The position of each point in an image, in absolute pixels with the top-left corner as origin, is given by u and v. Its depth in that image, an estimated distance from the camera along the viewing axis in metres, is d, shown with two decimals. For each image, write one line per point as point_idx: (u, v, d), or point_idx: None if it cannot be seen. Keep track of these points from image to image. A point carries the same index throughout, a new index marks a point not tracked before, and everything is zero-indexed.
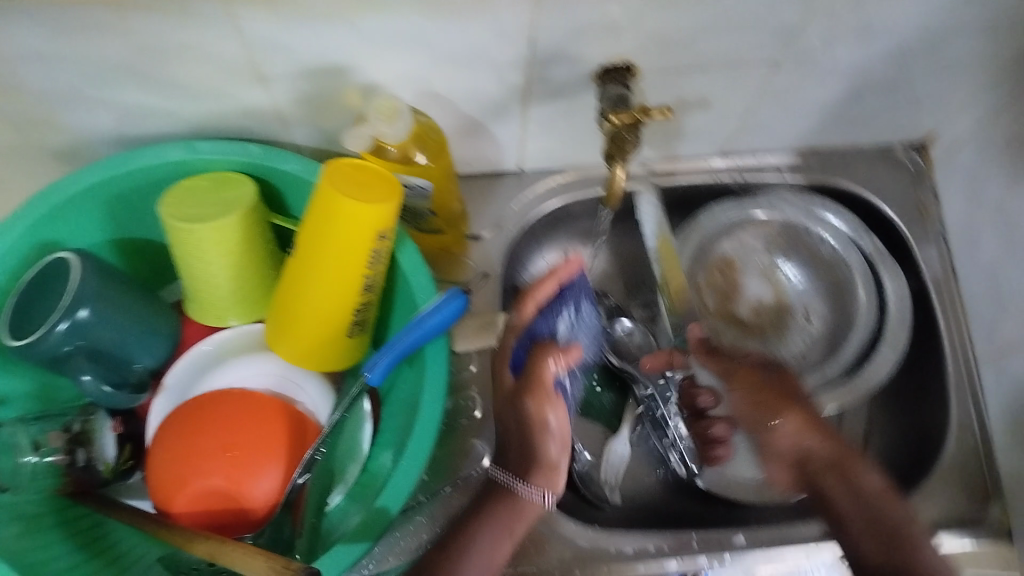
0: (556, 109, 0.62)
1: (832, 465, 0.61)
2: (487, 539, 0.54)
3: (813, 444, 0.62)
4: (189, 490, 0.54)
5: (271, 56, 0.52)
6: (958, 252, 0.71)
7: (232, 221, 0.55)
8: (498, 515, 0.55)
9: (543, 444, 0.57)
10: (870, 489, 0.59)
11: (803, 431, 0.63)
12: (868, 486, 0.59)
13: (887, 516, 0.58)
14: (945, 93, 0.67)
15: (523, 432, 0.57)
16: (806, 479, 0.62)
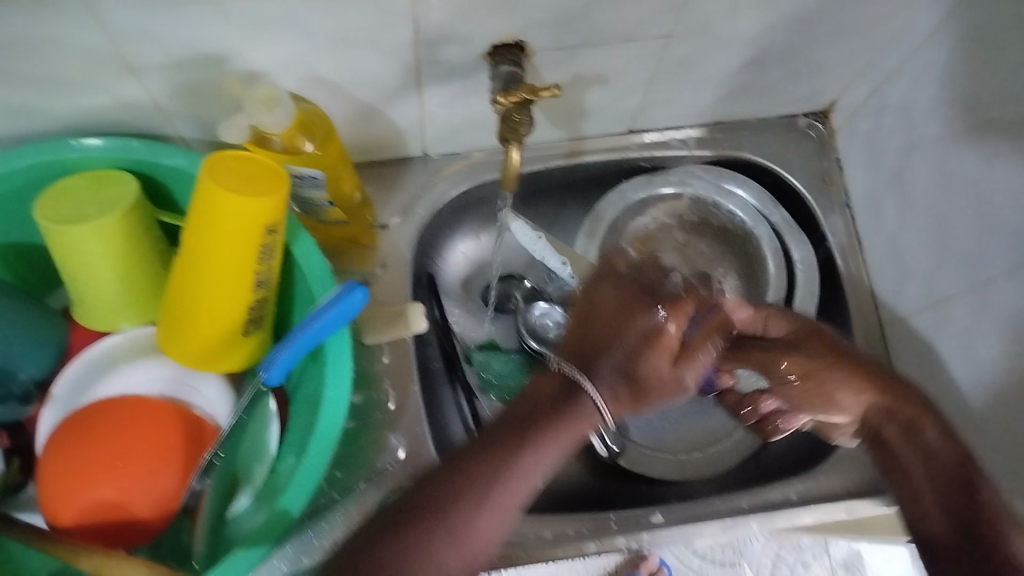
0: (452, 91, 0.61)
1: (890, 415, 0.60)
2: (543, 456, 0.50)
3: (874, 401, 0.61)
4: (78, 502, 0.52)
5: (141, 45, 0.50)
6: (861, 220, 0.72)
7: (111, 222, 0.52)
8: (563, 424, 0.51)
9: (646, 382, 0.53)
10: (931, 438, 0.58)
11: (865, 396, 0.61)
12: (929, 433, 0.59)
13: (941, 457, 0.58)
14: (843, 63, 0.67)
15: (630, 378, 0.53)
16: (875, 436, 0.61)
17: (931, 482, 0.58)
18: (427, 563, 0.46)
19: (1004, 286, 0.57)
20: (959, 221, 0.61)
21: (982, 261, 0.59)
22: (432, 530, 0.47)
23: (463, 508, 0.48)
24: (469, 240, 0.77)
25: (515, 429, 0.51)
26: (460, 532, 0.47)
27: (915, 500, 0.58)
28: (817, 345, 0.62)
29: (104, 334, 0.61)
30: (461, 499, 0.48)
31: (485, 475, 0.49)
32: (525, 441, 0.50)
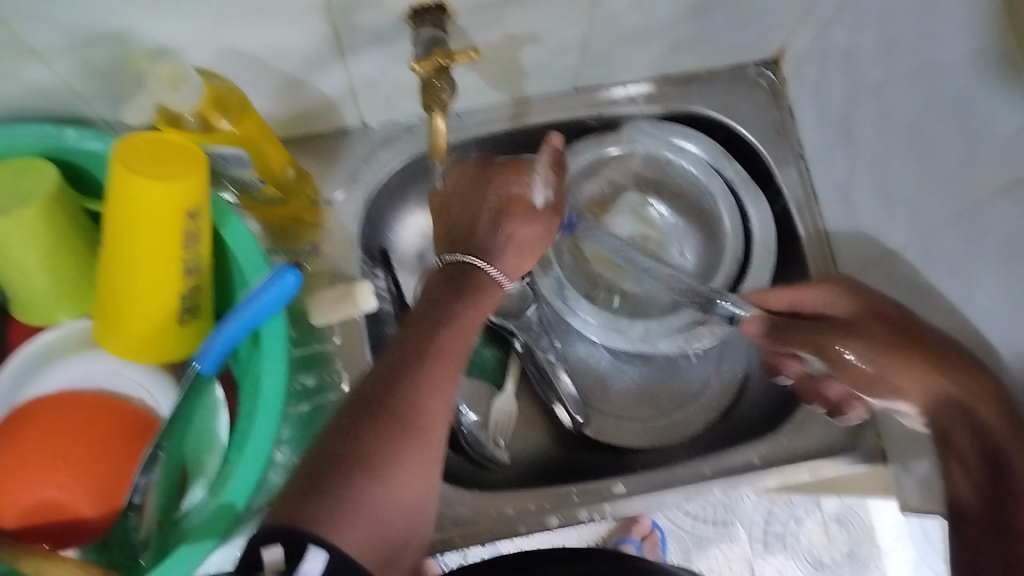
0: (378, 59, 0.59)
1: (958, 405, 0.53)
2: (462, 330, 0.53)
3: (937, 391, 0.55)
4: (18, 503, 0.51)
5: (36, 27, 0.48)
6: (815, 170, 0.73)
7: (29, 216, 0.50)
8: (467, 298, 0.54)
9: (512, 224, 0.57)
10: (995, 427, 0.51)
11: (931, 382, 0.55)
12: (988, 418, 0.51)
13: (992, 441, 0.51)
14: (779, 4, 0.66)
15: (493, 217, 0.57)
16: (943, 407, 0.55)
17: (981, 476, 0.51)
18: (397, 458, 0.46)
19: (951, 230, 0.58)
20: (905, 168, 0.62)
21: (928, 211, 0.60)
22: (390, 425, 0.47)
23: (410, 394, 0.48)
24: (420, 212, 0.75)
25: (428, 316, 0.52)
26: (413, 418, 0.48)
27: (951, 474, 0.54)
28: (862, 318, 0.60)
29: (39, 329, 0.60)
30: (405, 387, 0.48)
31: (417, 363, 0.50)
32: (440, 322, 0.52)
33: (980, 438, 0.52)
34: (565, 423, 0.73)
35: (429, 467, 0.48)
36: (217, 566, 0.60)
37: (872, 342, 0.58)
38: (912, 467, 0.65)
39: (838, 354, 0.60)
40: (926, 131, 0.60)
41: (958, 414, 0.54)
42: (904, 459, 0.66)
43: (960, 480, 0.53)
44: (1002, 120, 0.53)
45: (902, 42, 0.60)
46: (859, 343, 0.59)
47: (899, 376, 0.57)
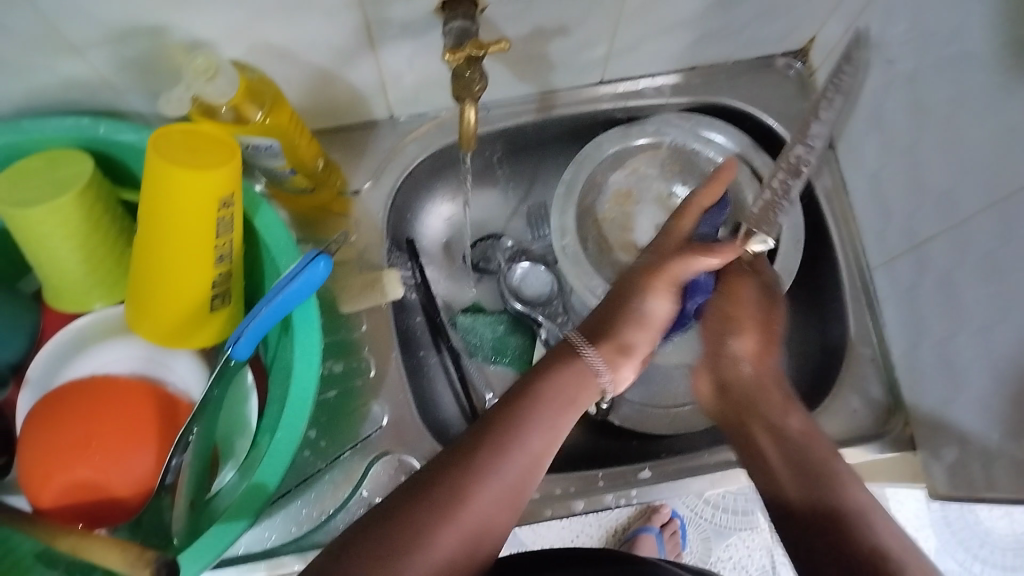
0: (408, 50, 0.59)
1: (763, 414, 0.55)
2: (540, 432, 0.48)
3: (740, 377, 0.57)
4: (54, 484, 0.53)
5: (74, 22, 0.49)
6: (845, 162, 0.74)
7: (67, 204, 0.51)
8: (554, 395, 0.50)
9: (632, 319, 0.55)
10: (794, 433, 0.55)
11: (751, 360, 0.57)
12: (792, 431, 0.55)
13: (806, 460, 0.53)
14: None
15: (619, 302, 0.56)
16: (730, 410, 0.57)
17: (790, 467, 0.53)
18: (429, 545, 0.42)
19: (983, 224, 0.58)
20: (936, 162, 0.62)
21: (959, 205, 0.60)
22: (430, 509, 0.43)
23: (457, 483, 0.45)
24: (446, 202, 0.76)
25: (521, 418, 0.48)
26: (454, 506, 0.44)
27: (768, 470, 0.53)
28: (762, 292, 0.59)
29: (78, 317, 0.62)
30: (464, 477, 0.45)
31: (484, 462, 0.45)
32: (531, 428, 0.48)
33: (786, 449, 0.54)
34: (590, 411, 0.73)
35: (462, 561, 0.43)
36: (246, 550, 0.61)
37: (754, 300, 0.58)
38: (941, 455, 0.65)
39: (731, 284, 0.59)
40: (958, 125, 0.59)
41: (749, 413, 0.56)
42: (934, 447, 0.66)
43: (775, 474, 0.53)
44: None
45: (934, 36, 0.60)
46: (741, 291, 0.58)
47: (739, 341, 0.57)
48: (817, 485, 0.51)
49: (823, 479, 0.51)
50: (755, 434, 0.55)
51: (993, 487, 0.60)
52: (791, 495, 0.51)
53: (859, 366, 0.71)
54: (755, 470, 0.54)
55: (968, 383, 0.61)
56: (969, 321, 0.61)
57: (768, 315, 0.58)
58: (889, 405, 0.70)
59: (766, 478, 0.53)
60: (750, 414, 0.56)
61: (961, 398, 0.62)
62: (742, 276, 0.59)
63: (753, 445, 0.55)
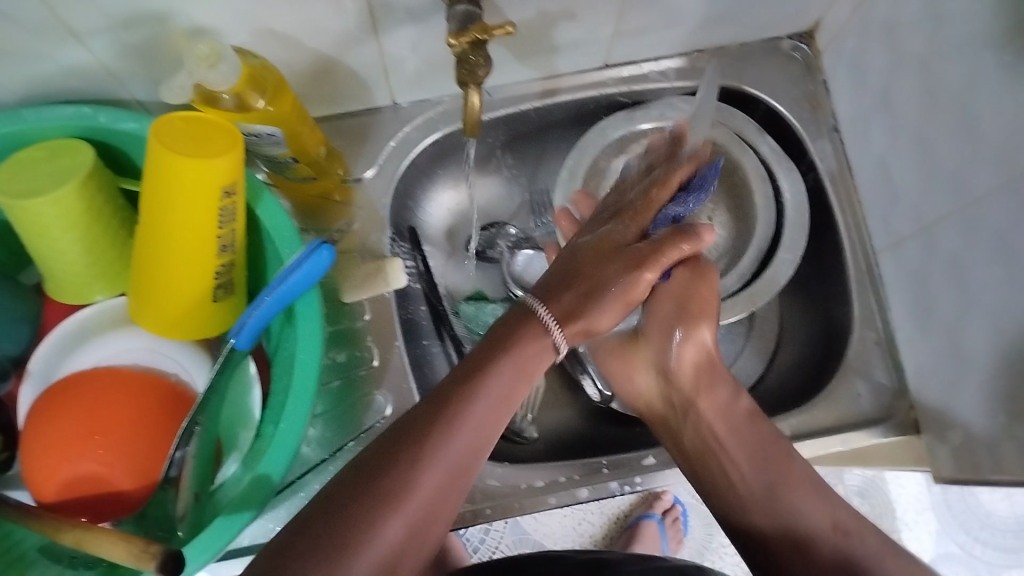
0: (411, 36, 0.59)
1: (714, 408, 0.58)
2: (486, 402, 0.47)
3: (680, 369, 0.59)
4: (59, 478, 0.52)
5: (75, 8, 0.48)
6: (850, 146, 0.74)
7: (67, 195, 0.50)
8: (501, 364, 0.49)
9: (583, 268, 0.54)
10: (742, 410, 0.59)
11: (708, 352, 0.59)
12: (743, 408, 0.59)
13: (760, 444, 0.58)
14: None
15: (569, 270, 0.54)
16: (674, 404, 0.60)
17: (747, 452, 0.58)
18: (377, 531, 0.41)
19: (994, 206, 0.58)
20: (947, 141, 0.62)
21: (970, 186, 0.60)
22: (376, 496, 0.42)
23: (400, 468, 0.43)
24: (450, 189, 0.75)
25: (465, 387, 0.47)
26: (401, 493, 0.42)
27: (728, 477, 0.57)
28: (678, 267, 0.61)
29: (79, 309, 0.61)
30: (410, 453, 0.44)
31: (429, 437, 0.45)
32: (475, 397, 0.47)
33: (749, 448, 0.58)
34: (593, 397, 0.74)
35: (407, 546, 0.42)
36: (250, 541, 0.61)
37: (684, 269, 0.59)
38: (946, 436, 0.65)
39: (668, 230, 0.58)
40: (968, 107, 0.59)
41: (696, 394, 0.58)
42: (939, 431, 0.66)
43: (739, 466, 0.57)
44: None
45: (945, 16, 0.59)
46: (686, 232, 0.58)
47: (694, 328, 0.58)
48: (767, 471, 0.56)
49: (777, 481, 0.56)
50: (704, 419, 0.58)
51: (998, 469, 0.60)
52: (748, 478, 0.57)
53: (864, 351, 0.70)
54: (703, 460, 0.59)
55: (974, 368, 0.61)
56: (977, 303, 0.60)
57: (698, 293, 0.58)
58: (895, 390, 0.69)
59: (724, 462, 0.58)
60: (704, 390, 0.58)
61: (967, 383, 0.62)
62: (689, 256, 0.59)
63: (702, 424, 0.58)
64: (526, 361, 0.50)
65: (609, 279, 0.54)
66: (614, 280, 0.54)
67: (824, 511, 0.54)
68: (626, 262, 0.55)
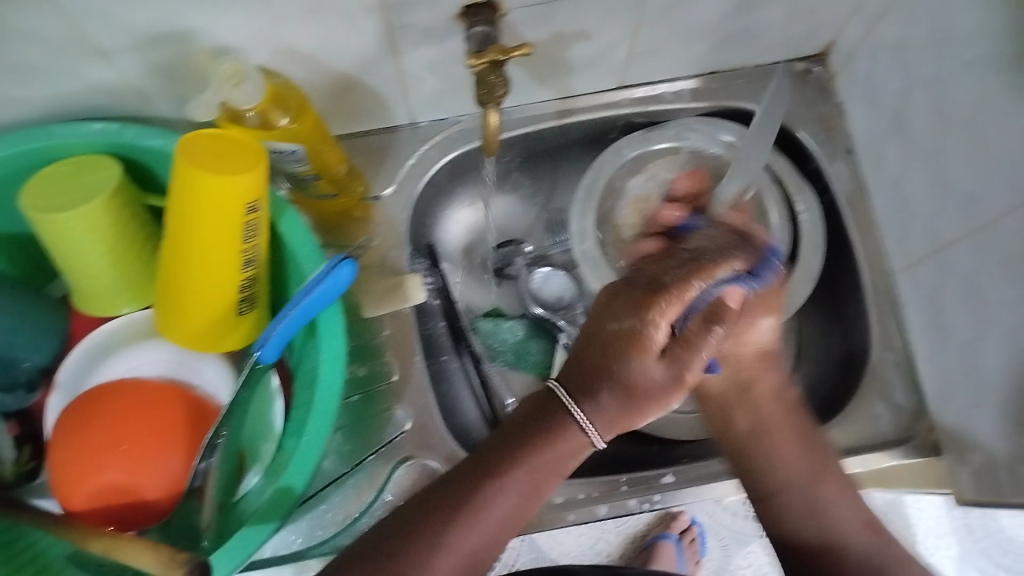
0: (430, 56, 0.60)
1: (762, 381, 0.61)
2: (508, 500, 0.48)
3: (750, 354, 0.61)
4: (85, 487, 0.53)
5: (106, 29, 0.50)
6: (865, 165, 0.74)
7: (95, 209, 0.52)
8: (532, 453, 0.49)
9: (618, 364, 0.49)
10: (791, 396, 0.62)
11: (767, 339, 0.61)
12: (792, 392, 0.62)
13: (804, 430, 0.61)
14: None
15: (603, 359, 0.50)
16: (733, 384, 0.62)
17: (793, 436, 0.60)
18: None
19: (1007, 226, 0.58)
20: (959, 164, 0.62)
21: (983, 209, 0.60)
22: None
23: (410, 561, 0.46)
24: (467, 208, 0.77)
25: (489, 477, 0.48)
26: None
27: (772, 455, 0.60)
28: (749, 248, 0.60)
29: (104, 321, 0.63)
30: (421, 547, 0.46)
31: (443, 529, 0.47)
32: (497, 489, 0.48)
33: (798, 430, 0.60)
34: None
35: None
36: (272, 553, 0.61)
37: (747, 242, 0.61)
38: (968, 458, 0.65)
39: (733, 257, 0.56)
40: (980, 127, 0.59)
41: (758, 374, 0.61)
42: (960, 451, 0.65)
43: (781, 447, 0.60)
44: None
45: (954, 38, 0.60)
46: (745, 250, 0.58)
47: (763, 317, 0.60)
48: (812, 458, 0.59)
49: (823, 461, 0.60)
50: (762, 400, 0.61)
51: (1018, 491, 0.60)
52: (790, 461, 0.59)
53: (881, 370, 0.71)
54: (756, 444, 0.60)
55: (991, 387, 0.61)
56: (991, 322, 0.61)
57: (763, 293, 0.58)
58: (913, 410, 0.69)
59: (771, 443, 0.60)
60: (767, 371, 0.61)
61: (985, 403, 0.62)
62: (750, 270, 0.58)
63: (757, 407, 0.61)
64: (557, 457, 0.49)
65: (654, 392, 0.50)
66: (655, 390, 0.50)
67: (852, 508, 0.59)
68: (670, 368, 0.50)
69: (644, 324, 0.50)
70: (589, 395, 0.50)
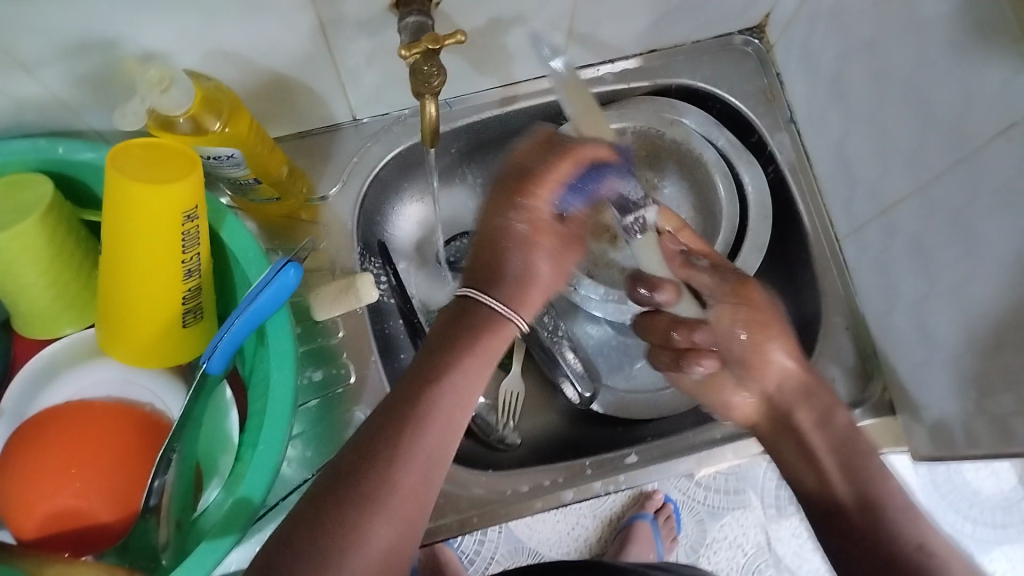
0: (364, 49, 0.59)
1: (806, 398, 0.59)
2: (450, 399, 0.48)
3: (787, 380, 0.60)
4: (37, 515, 0.52)
5: (24, 39, 0.48)
6: (807, 134, 0.75)
7: (28, 229, 0.50)
8: (464, 352, 0.50)
9: (503, 254, 0.53)
10: (840, 421, 0.59)
11: (792, 366, 0.60)
12: (840, 419, 0.59)
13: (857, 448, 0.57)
14: None
15: (491, 256, 0.53)
16: (781, 423, 0.61)
17: (839, 461, 0.57)
18: (362, 532, 0.43)
19: (948, 182, 0.59)
20: (900, 124, 0.63)
21: (926, 167, 0.61)
22: (356, 496, 0.43)
23: (378, 468, 0.45)
24: (414, 202, 0.76)
25: (432, 381, 0.49)
26: (382, 493, 0.44)
27: (823, 481, 0.56)
28: (724, 296, 0.62)
29: (48, 343, 0.61)
30: (384, 449, 0.45)
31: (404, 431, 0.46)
32: (441, 389, 0.48)
33: (848, 452, 0.57)
34: (573, 400, 0.74)
35: (393, 539, 0.44)
36: (237, 567, 0.60)
37: (723, 286, 0.62)
38: (921, 416, 0.66)
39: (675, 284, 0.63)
40: (917, 87, 0.60)
41: (795, 404, 0.60)
42: (913, 410, 0.66)
43: (829, 479, 0.56)
44: (992, 72, 0.53)
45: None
46: (722, 306, 0.62)
47: (774, 347, 0.60)
48: (867, 484, 0.54)
49: (858, 462, 0.56)
50: (806, 431, 0.59)
51: (973, 443, 0.61)
52: (840, 491, 0.55)
53: (836, 334, 0.71)
54: (808, 471, 0.58)
55: (941, 344, 0.62)
56: (940, 279, 0.61)
57: (760, 317, 0.60)
58: (866, 371, 0.70)
59: (816, 470, 0.57)
60: (803, 400, 0.59)
61: (936, 360, 0.63)
62: (728, 301, 0.61)
63: (800, 437, 0.59)
64: (488, 350, 0.51)
65: (541, 271, 0.54)
66: (545, 267, 0.54)
67: (912, 530, 0.51)
68: (555, 249, 0.54)
69: (513, 219, 0.53)
70: (496, 283, 0.53)
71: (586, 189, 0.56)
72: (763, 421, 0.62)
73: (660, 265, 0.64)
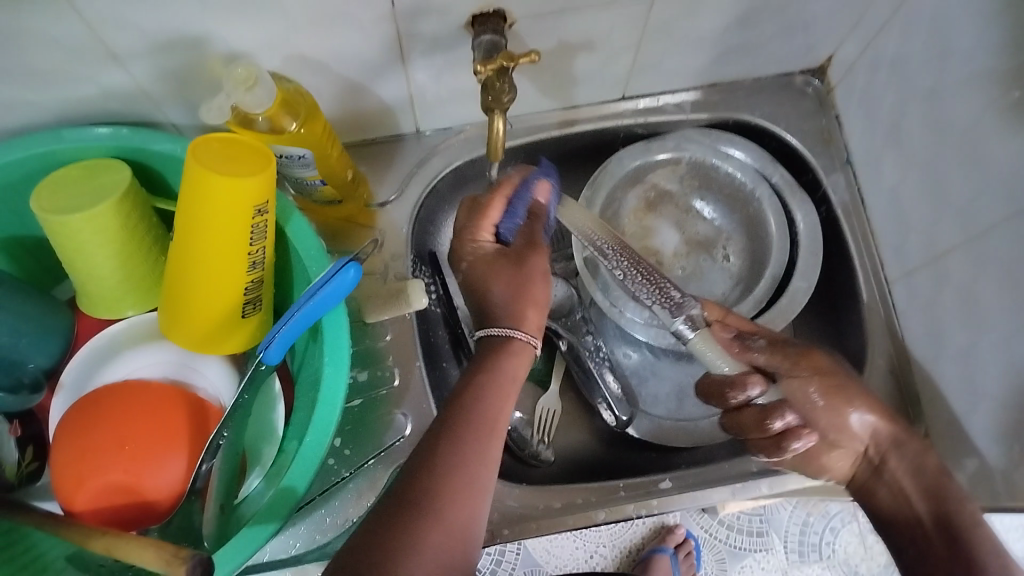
0: (435, 65, 0.61)
1: (897, 446, 0.60)
2: (483, 416, 0.49)
3: (882, 429, 0.60)
4: (88, 487, 0.53)
5: (120, 33, 0.51)
6: (863, 178, 0.75)
7: (107, 209, 0.52)
8: (492, 381, 0.52)
9: (487, 289, 0.57)
10: (931, 467, 0.59)
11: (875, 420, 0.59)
12: (930, 465, 0.59)
13: (948, 496, 0.57)
14: (824, 15, 0.68)
15: (473, 292, 0.58)
16: (874, 468, 0.61)
17: (931, 508, 0.57)
18: (418, 541, 0.42)
19: (1006, 230, 0.59)
20: (957, 174, 0.63)
21: (983, 216, 0.61)
22: (416, 511, 0.44)
23: (426, 479, 0.45)
24: None
25: (463, 406, 0.50)
26: (433, 502, 0.44)
27: (914, 528, 0.58)
28: (793, 370, 0.58)
29: (110, 323, 0.63)
30: (433, 471, 0.46)
31: (446, 447, 0.47)
32: (477, 412, 0.50)
33: (941, 505, 0.57)
34: (609, 422, 0.74)
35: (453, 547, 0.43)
36: (270, 557, 0.61)
37: (790, 360, 0.58)
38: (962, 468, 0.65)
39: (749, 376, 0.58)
40: (978, 139, 0.61)
41: (889, 452, 0.60)
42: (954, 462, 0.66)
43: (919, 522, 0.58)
44: None
45: (954, 52, 0.62)
46: (797, 377, 0.58)
47: (854, 406, 0.58)
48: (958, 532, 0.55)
49: (951, 512, 0.56)
50: (897, 476, 0.60)
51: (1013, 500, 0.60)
52: (931, 536, 0.57)
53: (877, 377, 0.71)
54: (898, 516, 0.59)
55: (986, 395, 0.62)
56: (988, 332, 0.61)
57: (835, 377, 0.58)
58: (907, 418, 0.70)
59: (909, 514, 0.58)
60: (895, 449, 0.60)
61: (979, 412, 0.63)
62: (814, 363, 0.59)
63: (895, 484, 0.60)
64: (507, 387, 0.52)
65: (524, 290, 0.56)
66: (533, 285, 0.57)
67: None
68: (512, 268, 0.57)
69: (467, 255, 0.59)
70: (492, 317, 0.56)
71: (519, 206, 0.60)
72: (859, 471, 0.62)
73: (721, 360, 0.60)
